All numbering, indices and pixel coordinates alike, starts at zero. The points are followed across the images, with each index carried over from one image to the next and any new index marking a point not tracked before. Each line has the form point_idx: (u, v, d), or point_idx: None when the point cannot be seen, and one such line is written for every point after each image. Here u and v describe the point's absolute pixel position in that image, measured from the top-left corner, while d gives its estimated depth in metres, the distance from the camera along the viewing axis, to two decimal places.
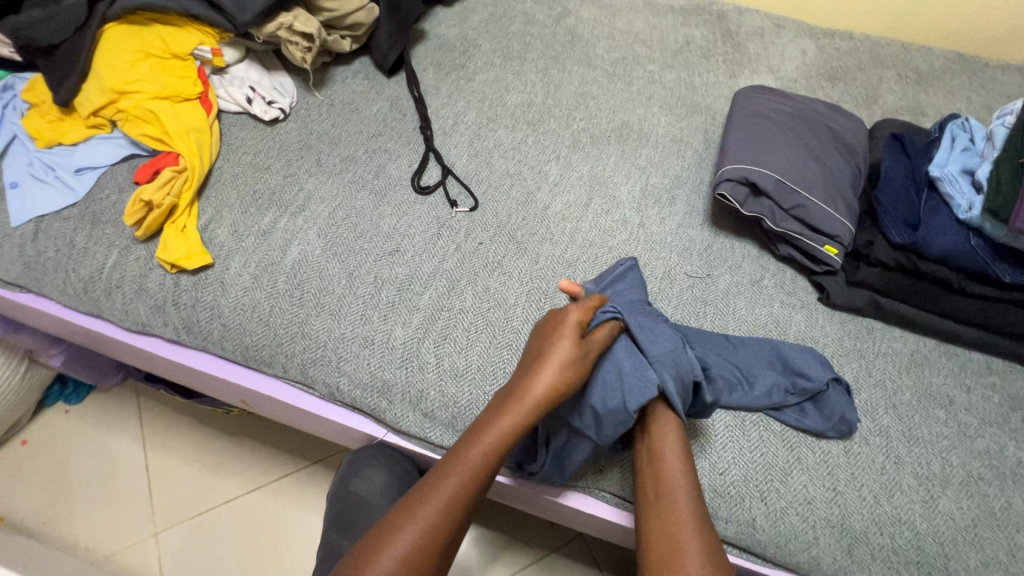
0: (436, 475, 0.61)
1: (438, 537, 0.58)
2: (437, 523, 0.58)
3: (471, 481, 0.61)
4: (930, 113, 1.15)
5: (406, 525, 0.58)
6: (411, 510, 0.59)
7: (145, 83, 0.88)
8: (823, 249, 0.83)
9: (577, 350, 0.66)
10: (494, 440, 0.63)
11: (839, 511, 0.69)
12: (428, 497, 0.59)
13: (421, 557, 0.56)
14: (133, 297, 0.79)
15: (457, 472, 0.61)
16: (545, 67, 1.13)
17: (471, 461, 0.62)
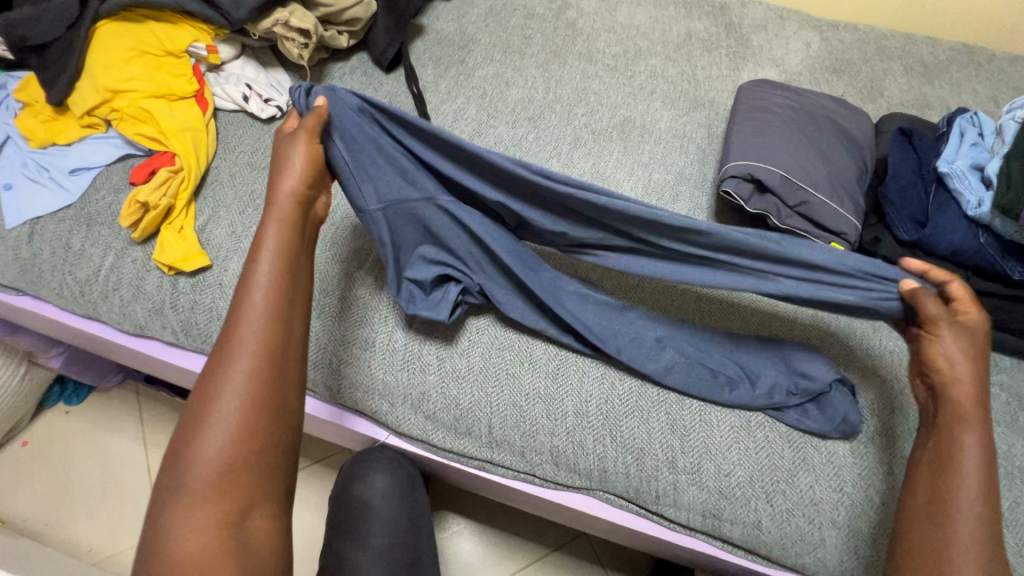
0: (227, 342, 0.51)
1: (261, 366, 0.50)
2: (253, 380, 0.49)
3: (267, 324, 0.52)
4: (936, 105, 1.13)
5: (215, 400, 0.48)
6: (212, 389, 0.49)
7: (140, 82, 0.86)
8: (829, 246, 0.81)
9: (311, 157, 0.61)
10: (274, 262, 0.54)
11: (845, 513, 0.68)
12: (225, 365, 0.49)
13: (255, 392, 0.49)
14: (130, 300, 0.78)
15: (245, 325, 0.51)
16: (545, 62, 1.12)
17: (256, 300, 0.52)
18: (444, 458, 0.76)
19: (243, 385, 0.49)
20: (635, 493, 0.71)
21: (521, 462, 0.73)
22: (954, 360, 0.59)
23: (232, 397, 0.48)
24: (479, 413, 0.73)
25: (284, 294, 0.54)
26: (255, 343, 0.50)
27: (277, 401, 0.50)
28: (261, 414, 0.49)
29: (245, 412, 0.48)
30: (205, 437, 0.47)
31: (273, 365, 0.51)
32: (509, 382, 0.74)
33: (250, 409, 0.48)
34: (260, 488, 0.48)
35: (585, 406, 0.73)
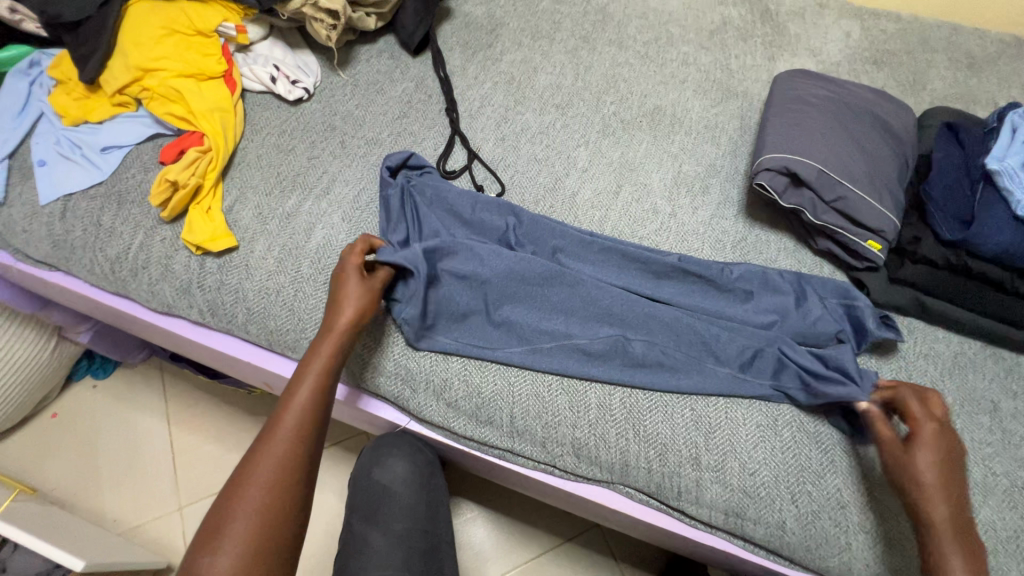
0: (262, 443, 0.58)
1: (287, 476, 0.56)
2: (281, 482, 0.56)
3: (304, 422, 0.60)
4: (982, 100, 1.08)
5: (245, 493, 0.55)
6: (243, 484, 0.55)
7: (171, 61, 0.87)
8: (864, 244, 0.79)
9: (363, 289, 0.68)
10: (317, 380, 0.62)
11: (874, 517, 0.67)
12: (260, 464, 0.56)
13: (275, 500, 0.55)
14: (158, 279, 0.79)
15: (282, 433, 0.58)
16: (574, 48, 1.09)
17: (298, 409, 0.60)
18: (464, 446, 0.76)
19: (271, 486, 0.55)
20: (656, 489, 0.70)
21: (542, 453, 0.73)
22: (928, 476, 0.60)
23: (258, 496, 0.54)
24: (502, 402, 0.73)
25: (320, 408, 0.62)
26: (288, 451, 0.57)
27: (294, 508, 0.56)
28: (282, 511, 0.55)
29: (269, 506, 0.55)
30: (229, 526, 0.53)
31: (303, 464, 0.58)
32: (532, 372, 0.73)
33: (272, 505, 0.55)
34: None
35: (608, 399, 0.72)
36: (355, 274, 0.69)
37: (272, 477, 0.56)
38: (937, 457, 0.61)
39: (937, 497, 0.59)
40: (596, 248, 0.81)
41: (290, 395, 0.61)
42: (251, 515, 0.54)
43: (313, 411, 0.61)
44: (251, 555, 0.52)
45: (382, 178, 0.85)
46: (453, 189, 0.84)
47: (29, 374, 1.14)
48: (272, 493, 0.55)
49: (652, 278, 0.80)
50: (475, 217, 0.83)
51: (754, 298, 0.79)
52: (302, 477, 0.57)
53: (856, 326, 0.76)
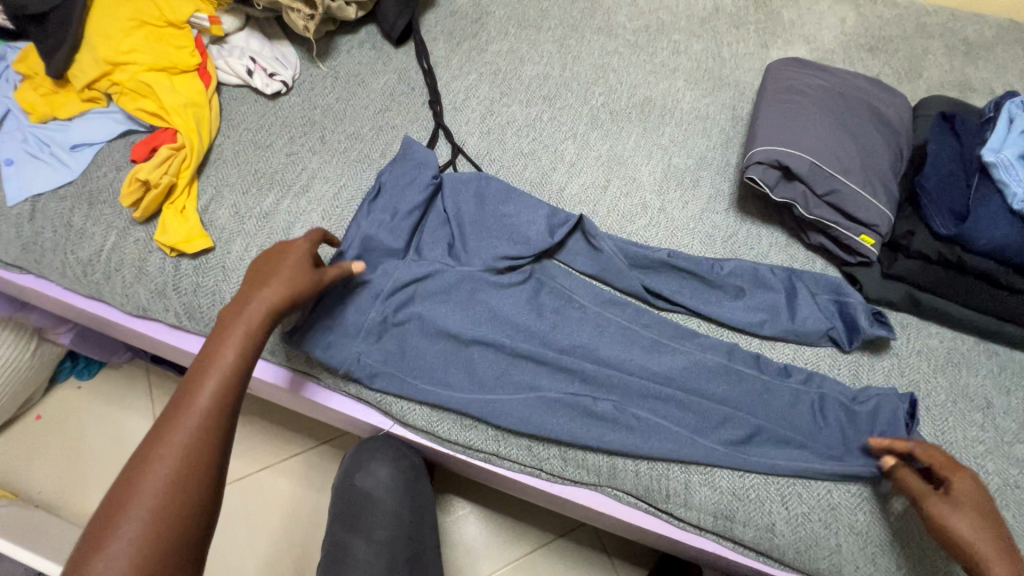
0: (140, 470, 0.51)
1: (183, 490, 0.51)
2: (164, 511, 0.49)
3: (205, 428, 0.54)
4: (978, 87, 1.06)
5: (121, 524, 0.48)
6: (135, 487, 0.50)
7: (141, 54, 0.83)
8: (858, 238, 0.77)
9: (305, 274, 0.63)
10: (214, 393, 0.55)
11: (864, 518, 0.66)
12: (145, 491, 0.50)
13: (166, 517, 0.49)
14: (132, 282, 0.76)
15: (178, 436, 0.52)
16: (562, 37, 1.06)
17: (188, 428, 0.53)
18: (449, 450, 0.74)
19: (157, 519, 0.49)
20: (644, 491, 0.69)
21: (528, 456, 0.71)
22: (966, 531, 0.57)
23: (142, 516, 0.49)
24: (487, 405, 0.71)
25: (227, 405, 0.56)
26: (177, 474, 0.51)
27: (192, 525, 0.50)
28: (167, 546, 0.49)
29: (151, 545, 0.48)
30: (118, 533, 0.48)
31: (198, 494, 0.51)
32: (520, 376, 0.72)
33: (152, 540, 0.48)
34: None
35: (596, 406, 0.70)
36: (307, 254, 0.65)
37: (156, 508, 0.49)
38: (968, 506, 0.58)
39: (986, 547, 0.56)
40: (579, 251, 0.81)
41: (188, 396, 0.55)
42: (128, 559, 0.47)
43: (207, 426, 0.54)
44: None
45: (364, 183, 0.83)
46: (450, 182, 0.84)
47: (8, 377, 1.11)
48: (156, 526, 0.49)
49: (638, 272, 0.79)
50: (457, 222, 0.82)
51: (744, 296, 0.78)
52: (195, 511, 0.51)
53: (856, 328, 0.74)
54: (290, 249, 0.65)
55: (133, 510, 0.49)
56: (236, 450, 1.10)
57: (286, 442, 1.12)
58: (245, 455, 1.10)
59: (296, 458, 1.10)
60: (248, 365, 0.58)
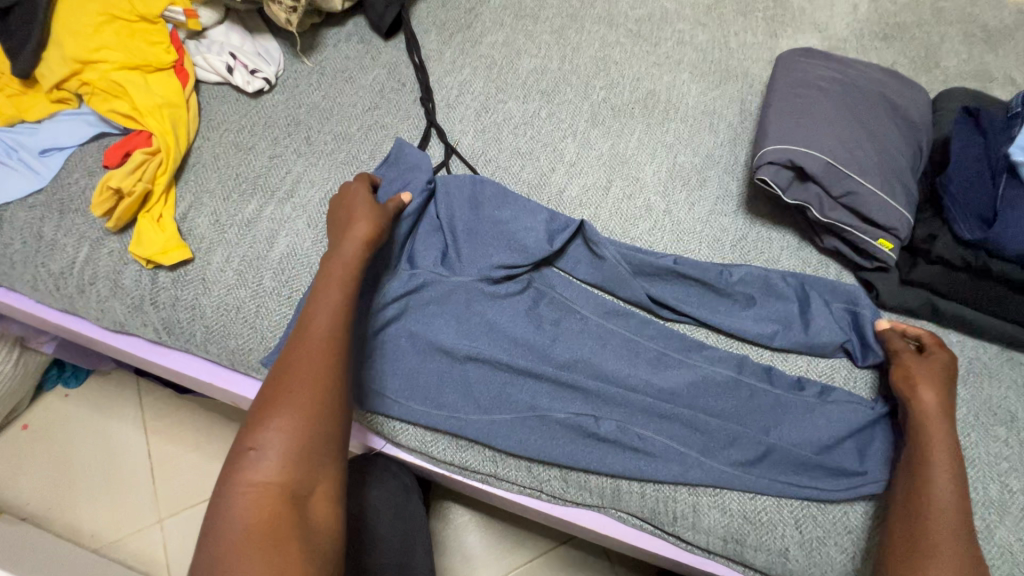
0: (281, 381, 0.56)
1: (321, 394, 0.55)
2: (309, 413, 0.54)
3: (329, 343, 0.58)
4: (998, 77, 1.01)
5: (274, 421, 0.53)
6: (276, 393, 0.55)
7: (112, 51, 0.78)
8: (875, 243, 0.73)
9: (379, 211, 0.68)
10: (332, 315, 0.59)
11: (882, 542, 0.62)
12: (290, 396, 0.54)
13: (310, 417, 0.54)
14: (107, 295, 0.72)
15: (307, 351, 0.57)
16: (560, 27, 1.01)
17: (314, 346, 0.58)
18: (445, 470, 0.71)
19: (306, 419, 0.54)
20: (650, 513, 0.66)
21: (528, 477, 0.67)
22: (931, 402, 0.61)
23: (291, 414, 0.53)
24: (484, 424, 0.67)
25: (344, 325, 0.60)
26: (314, 387, 0.55)
27: (331, 427, 0.55)
28: (312, 446, 0.53)
29: (303, 440, 0.53)
30: (269, 429, 0.53)
31: (335, 400, 0.56)
32: (518, 393, 0.68)
33: (302, 436, 0.53)
34: (310, 482, 0.52)
35: (598, 426, 0.66)
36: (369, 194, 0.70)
37: (302, 409, 0.54)
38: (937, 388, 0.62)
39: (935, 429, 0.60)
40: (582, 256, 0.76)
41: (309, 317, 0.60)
42: (284, 451, 0.52)
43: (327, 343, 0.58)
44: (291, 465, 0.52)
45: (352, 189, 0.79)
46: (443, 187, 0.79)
47: None
48: (301, 425, 0.53)
49: (643, 279, 0.75)
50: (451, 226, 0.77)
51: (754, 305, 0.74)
52: (334, 415, 0.55)
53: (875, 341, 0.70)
54: (356, 194, 0.70)
55: (279, 410, 0.54)
56: None
57: None
58: None
59: None
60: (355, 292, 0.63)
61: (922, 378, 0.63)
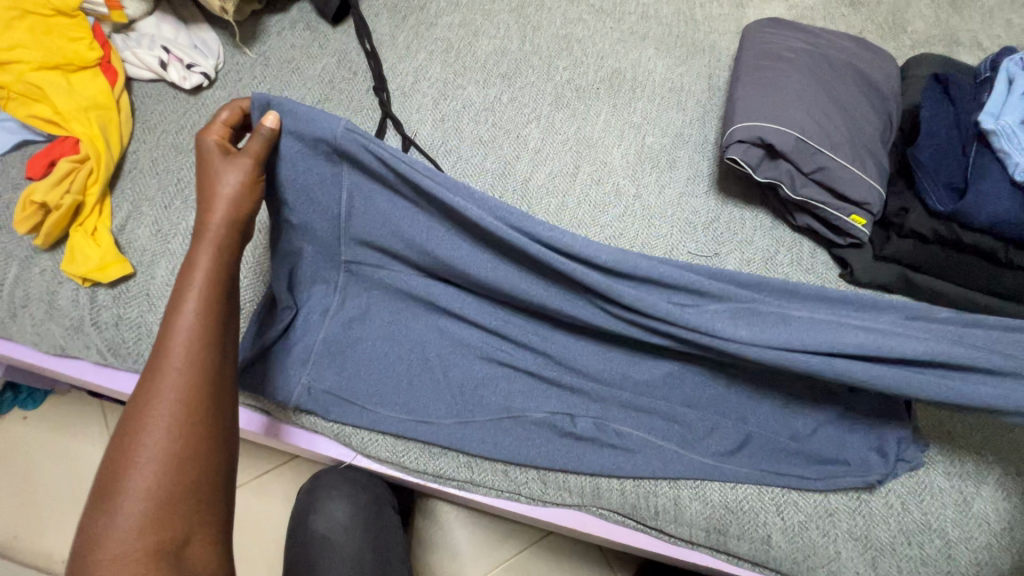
0: (136, 415, 0.44)
1: (190, 420, 0.44)
2: (164, 461, 0.42)
3: (194, 361, 0.46)
4: (965, 40, 0.99)
5: (128, 467, 0.42)
6: (132, 431, 0.43)
7: (27, 50, 0.70)
8: (848, 219, 0.71)
9: (236, 169, 0.53)
10: (193, 321, 0.47)
11: (862, 522, 0.62)
12: (143, 437, 0.43)
13: (175, 454, 0.43)
14: (43, 318, 0.67)
15: (167, 369, 0.45)
16: (520, 4, 0.96)
17: (173, 366, 0.45)
18: (420, 479, 0.68)
19: (165, 460, 0.42)
20: (631, 509, 0.64)
21: (504, 481, 0.65)
22: None
23: (154, 453, 0.42)
24: (457, 433, 0.64)
25: (212, 332, 0.48)
26: (178, 417, 0.44)
27: (206, 460, 0.44)
28: (185, 487, 0.42)
29: (167, 482, 0.42)
30: (126, 475, 0.42)
31: (203, 429, 0.44)
32: (493, 396, 0.66)
33: (168, 477, 0.42)
34: (185, 531, 0.42)
35: (574, 424, 0.64)
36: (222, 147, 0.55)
37: (156, 456, 0.42)
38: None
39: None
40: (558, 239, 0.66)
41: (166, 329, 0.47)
42: (139, 508, 0.41)
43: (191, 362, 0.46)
44: (155, 518, 0.41)
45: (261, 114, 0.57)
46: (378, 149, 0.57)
47: None
48: (167, 466, 0.42)
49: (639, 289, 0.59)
50: None
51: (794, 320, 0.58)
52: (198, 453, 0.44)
53: None
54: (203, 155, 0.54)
55: (136, 450, 0.42)
56: None
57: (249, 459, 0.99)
58: None
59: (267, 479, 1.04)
60: (225, 289, 0.50)
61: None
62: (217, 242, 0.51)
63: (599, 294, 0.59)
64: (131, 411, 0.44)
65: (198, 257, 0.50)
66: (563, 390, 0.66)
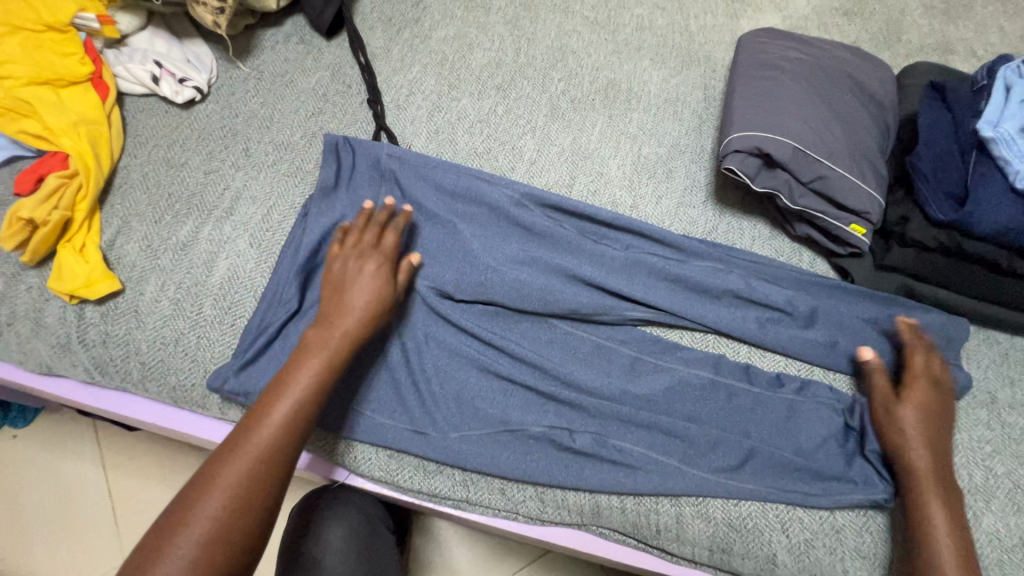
0: (218, 465, 0.48)
1: (265, 484, 0.48)
2: (240, 502, 0.46)
3: (290, 431, 0.51)
4: (960, 50, 0.99)
5: (200, 510, 0.45)
6: (211, 479, 0.47)
7: (16, 65, 0.70)
8: (848, 228, 0.70)
9: (382, 278, 0.62)
10: (301, 399, 0.52)
11: (871, 540, 0.61)
12: (218, 487, 0.46)
13: (241, 509, 0.46)
14: (28, 336, 0.65)
15: (267, 430, 0.50)
16: (514, 17, 0.96)
17: (268, 432, 0.50)
18: (415, 499, 0.66)
19: (234, 512, 0.46)
20: (633, 528, 0.62)
21: (502, 500, 0.63)
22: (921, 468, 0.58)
23: (223, 502, 0.45)
24: (452, 453, 0.62)
25: (310, 412, 0.53)
26: (255, 476, 0.47)
27: (264, 520, 0.47)
28: (241, 539, 0.45)
29: (227, 533, 0.45)
30: (194, 519, 0.44)
31: (271, 493, 0.48)
32: (491, 411, 0.64)
33: (228, 530, 0.45)
34: None
35: (573, 438, 0.62)
36: (378, 256, 0.63)
37: (229, 502, 0.46)
38: (923, 411, 0.61)
39: (919, 450, 0.58)
40: (549, 243, 0.73)
41: (271, 398, 0.52)
42: (197, 547, 0.43)
43: (286, 432, 0.50)
44: (207, 561, 0.43)
45: (330, 145, 0.75)
46: (412, 166, 0.75)
47: None
48: (231, 517, 0.45)
49: (622, 271, 0.72)
50: (411, 245, 0.72)
51: (743, 312, 0.71)
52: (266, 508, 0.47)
53: (853, 336, 0.69)
54: (365, 253, 0.64)
55: (212, 501, 0.45)
56: None
57: None
58: None
59: None
60: (330, 381, 0.56)
61: (904, 414, 0.60)
62: (334, 335, 0.57)
63: (588, 284, 0.70)
64: (215, 461, 0.48)
65: (321, 343, 0.56)
66: (563, 406, 0.65)
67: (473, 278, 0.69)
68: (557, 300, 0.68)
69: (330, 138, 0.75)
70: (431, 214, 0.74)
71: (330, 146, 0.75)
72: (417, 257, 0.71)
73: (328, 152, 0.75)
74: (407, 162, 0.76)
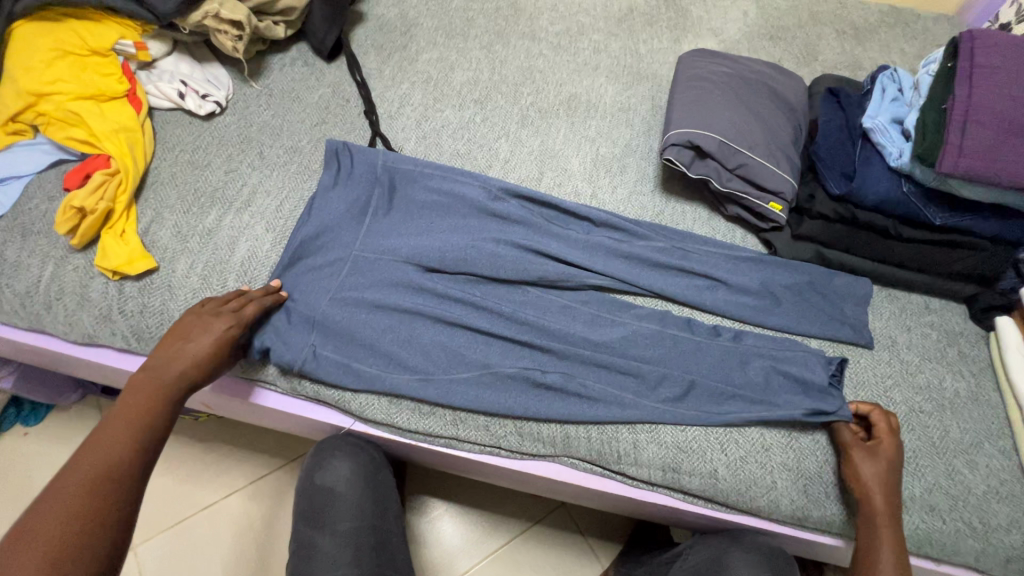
0: (48, 496, 0.52)
1: (95, 501, 0.52)
2: (71, 518, 0.50)
3: (117, 456, 0.56)
4: (866, 67, 1.18)
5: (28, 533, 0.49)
6: (40, 509, 0.51)
7: (66, 83, 0.83)
8: (767, 206, 0.85)
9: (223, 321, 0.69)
10: (130, 430, 0.58)
11: (794, 455, 0.73)
12: (43, 514, 0.50)
13: (74, 523, 0.50)
14: (75, 309, 0.76)
15: (94, 458, 0.55)
16: (489, 43, 1.11)
17: (95, 458, 0.55)
18: (411, 441, 0.77)
19: (60, 527, 0.49)
20: (598, 455, 0.74)
21: (487, 436, 0.74)
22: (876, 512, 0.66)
23: (53, 522, 0.50)
24: (442, 395, 0.73)
25: (142, 439, 0.58)
26: (82, 495, 0.52)
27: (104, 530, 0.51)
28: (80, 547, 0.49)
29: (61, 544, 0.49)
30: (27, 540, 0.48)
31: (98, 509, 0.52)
32: (476, 360, 0.76)
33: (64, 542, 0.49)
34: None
35: (545, 377, 0.74)
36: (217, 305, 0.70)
37: (57, 521, 0.50)
38: (884, 464, 0.68)
39: (878, 499, 0.66)
40: (520, 226, 0.86)
41: (106, 433, 0.58)
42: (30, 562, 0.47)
43: (113, 458, 0.56)
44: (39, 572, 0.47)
45: (330, 150, 0.88)
46: (406, 172, 0.89)
47: None
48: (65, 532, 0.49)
49: (584, 246, 0.85)
50: (404, 228, 0.85)
51: (685, 277, 0.84)
52: (119, 497, 0.54)
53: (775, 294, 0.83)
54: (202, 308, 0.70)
55: (40, 521, 0.50)
56: (200, 480, 1.08)
57: (258, 461, 1.11)
58: (212, 480, 1.08)
59: (265, 477, 1.09)
60: (164, 412, 0.61)
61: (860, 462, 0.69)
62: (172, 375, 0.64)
63: (555, 259, 0.83)
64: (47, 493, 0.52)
65: (156, 384, 0.62)
66: (536, 355, 0.77)
67: (458, 252, 0.82)
68: (528, 268, 0.81)
69: (331, 142, 0.89)
70: (421, 203, 0.87)
71: (330, 149, 0.88)
72: (410, 237, 0.84)
73: (331, 154, 0.88)
74: (399, 163, 0.89)
